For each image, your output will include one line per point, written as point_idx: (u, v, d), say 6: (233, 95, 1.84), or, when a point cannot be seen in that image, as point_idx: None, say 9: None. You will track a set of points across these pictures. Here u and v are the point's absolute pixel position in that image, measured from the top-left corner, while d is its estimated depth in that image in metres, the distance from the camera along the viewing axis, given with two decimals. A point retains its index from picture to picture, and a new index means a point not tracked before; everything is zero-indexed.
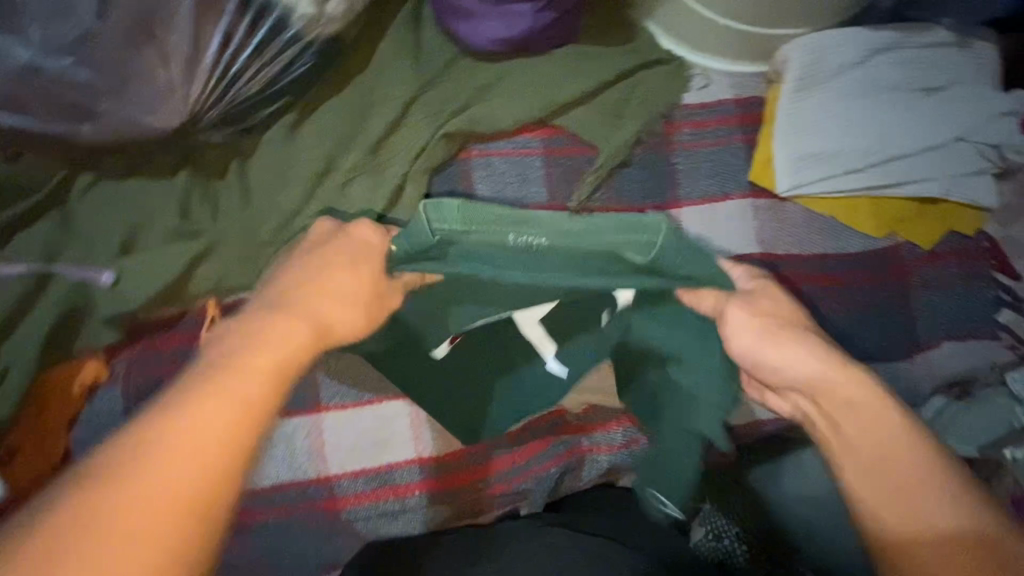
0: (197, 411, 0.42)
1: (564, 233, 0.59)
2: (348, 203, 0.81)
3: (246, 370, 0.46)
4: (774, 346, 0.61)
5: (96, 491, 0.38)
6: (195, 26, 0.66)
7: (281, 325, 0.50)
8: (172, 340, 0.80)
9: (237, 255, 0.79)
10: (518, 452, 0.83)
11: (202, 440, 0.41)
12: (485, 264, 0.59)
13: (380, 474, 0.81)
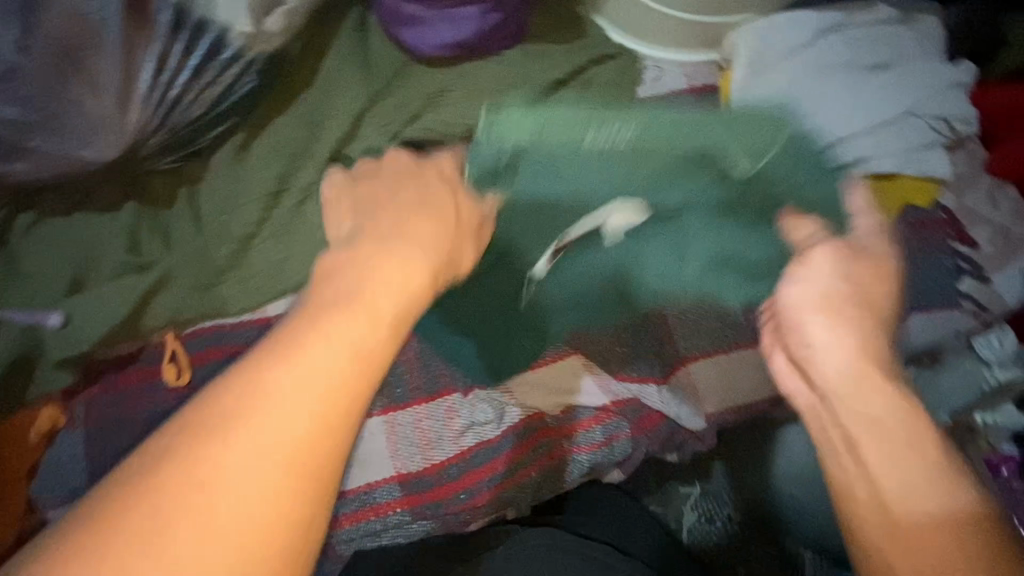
0: (272, 390, 0.44)
1: (644, 131, 0.65)
2: (305, 222, 0.79)
3: (325, 339, 0.47)
4: (825, 304, 0.62)
5: (180, 480, 0.41)
6: (125, 51, 0.64)
7: (373, 287, 0.52)
8: (132, 376, 0.78)
9: (192, 286, 0.78)
10: (502, 461, 0.81)
11: (284, 420, 0.43)
12: (560, 153, 0.65)
13: (365, 497, 0.80)
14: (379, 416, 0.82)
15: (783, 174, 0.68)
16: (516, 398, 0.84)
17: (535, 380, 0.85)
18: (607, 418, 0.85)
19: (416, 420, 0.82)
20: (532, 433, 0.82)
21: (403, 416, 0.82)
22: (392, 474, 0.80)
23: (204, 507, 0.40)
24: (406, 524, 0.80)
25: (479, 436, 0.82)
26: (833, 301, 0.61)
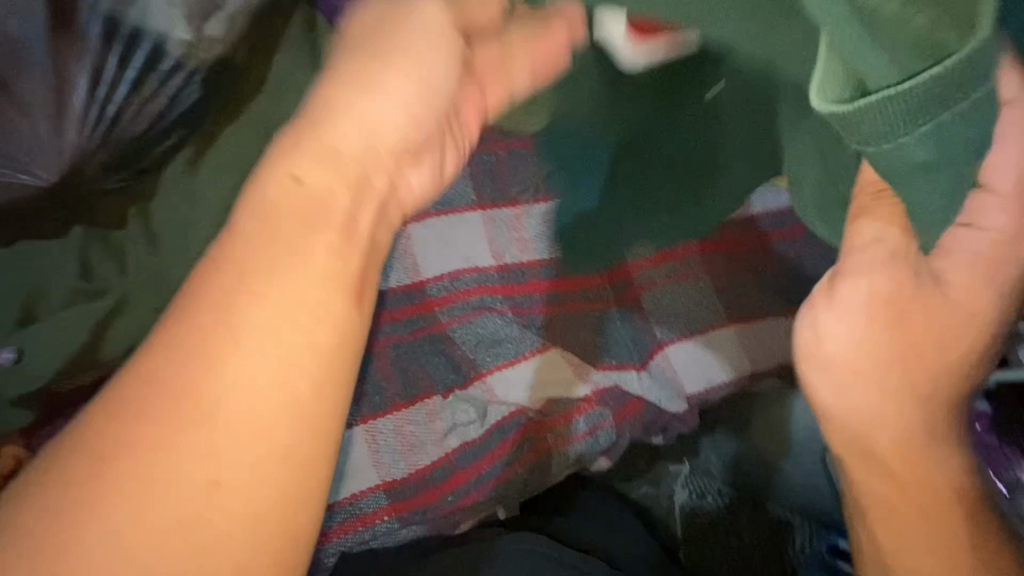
0: (206, 386, 0.43)
1: None
2: None
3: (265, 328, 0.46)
4: (865, 323, 0.54)
5: (119, 468, 0.42)
6: (59, 66, 0.68)
7: (317, 260, 0.49)
8: None
9: (152, 309, 0.74)
10: (488, 454, 0.81)
11: (218, 418, 0.43)
12: None
13: (353, 506, 0.78)
14: (360, 427, 0.79)
15: (871, 129, 0.42)
16: (498, 396, 0.82)
17: (515, 376, 0.83)
18: (590, 408, 0.84)
19: (397, 426, 0.80)
20: (514, 429, 0.82)
21: (382, 423, 0.80)
22: (381, 480, 0.79)
23: (133, 505, 0.41)
24: (397, 527, 0.79)
25: (463, 437, 0.81)
26: (866, 326, 0.54)
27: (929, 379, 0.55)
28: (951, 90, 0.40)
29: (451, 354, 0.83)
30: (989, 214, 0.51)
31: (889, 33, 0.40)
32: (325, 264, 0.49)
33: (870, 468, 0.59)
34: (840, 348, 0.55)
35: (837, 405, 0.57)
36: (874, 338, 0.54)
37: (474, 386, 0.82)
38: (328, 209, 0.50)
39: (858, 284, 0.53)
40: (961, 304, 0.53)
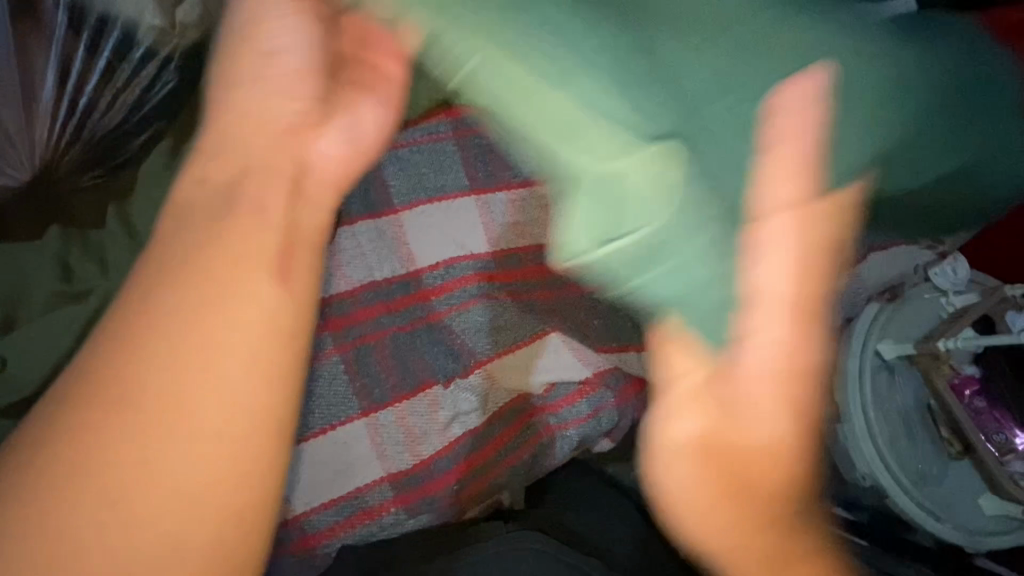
0: (140, 339, 0.43)
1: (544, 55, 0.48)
2: None
3: (205, 285, 0.46)
4: (693, 465, 0.51)
5: (49, 425, 0.41)
6: (27, 59, 0.69)
7: (247, 233, 0.49)
8: None
9: None
10: (459, 463, 0.80)
11: (152, 370, 0.42)
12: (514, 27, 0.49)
13: (315, 518, 0.76)
14: (323, 435, 0.77)
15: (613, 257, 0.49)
16: (499, 383, 0.82)
17: (515, 362, 0.83)
18: (591, 391, 0.84)
19: (398, 418, 0.79)
20: (519, 419, 0.82)
21: (356, 428, 0.78)
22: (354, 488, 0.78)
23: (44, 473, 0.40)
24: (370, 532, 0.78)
25: (466, 426, 0.80)
26: (687, 461, 0.51)
27: (769, 468, 0.50)
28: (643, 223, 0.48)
29: (449, 343, 0.82)
30: (760, 326, 0.50)
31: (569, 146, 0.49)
32: (254, 235, 0.49)
33: (749, 554, 0.50)
34: (678, 479, 0.51)
35: (672, 497, 0.52)
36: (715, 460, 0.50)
37: (474, 373, 0.81)
38: (243, 193, 0.51)
39: (681, 420, 0.52)
40: (765, 435, 0.50)
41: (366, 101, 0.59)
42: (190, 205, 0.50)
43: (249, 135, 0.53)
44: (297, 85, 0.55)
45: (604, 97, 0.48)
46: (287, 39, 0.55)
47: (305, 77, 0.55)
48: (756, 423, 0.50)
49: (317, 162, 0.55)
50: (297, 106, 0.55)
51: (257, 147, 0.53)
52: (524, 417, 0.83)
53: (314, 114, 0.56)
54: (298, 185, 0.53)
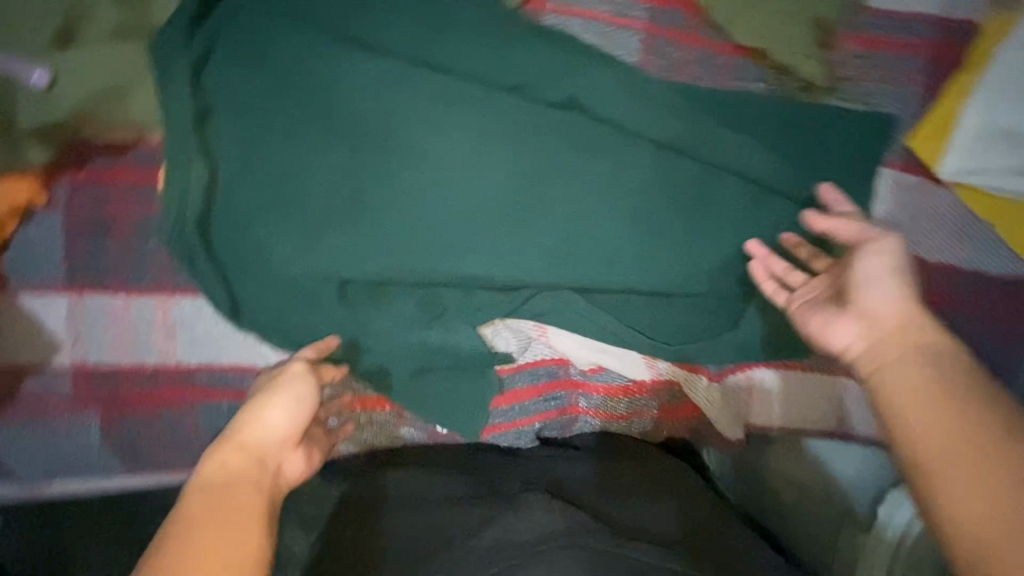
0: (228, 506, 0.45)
1: (221, 70, 0.58)
2: (329, 109, 0.60)
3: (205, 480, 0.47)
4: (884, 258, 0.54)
5: (174, 552, 0.40)
6: None
7: (220, 460, 0.49)
8: (119, 177, 0.59)
9: (223, 96, 0.59)
10: (360, 397, 0.71)
11: (229, 519, 0.44)
12: (216, 56, 0.58)
13: (52, 380, 0.62)
14: (106, 296, 0.61)
15: (389, 313, 0.65)
16: (548, 339, 0.72)
17: (577, 326, 0.69)
18: (637, 393, 0.74)
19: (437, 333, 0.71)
20: (546, 385, 0.74)
21: (140, 302, 0.62)
22: (106, 364, 0.62)
23: None
24: (58, 433, 0.63)
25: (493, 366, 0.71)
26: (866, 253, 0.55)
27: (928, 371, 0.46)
28: (403, 254, 0.63)
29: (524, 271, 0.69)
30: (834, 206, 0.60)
31: (378, 215, 0.62)
32: (238, 454, 0.50)
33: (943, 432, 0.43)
34: (883, 304, 0.52)
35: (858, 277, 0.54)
36: (879, 328, 0.51)
37: (526, 319, 0.70)
38: (272, 459, 0.52)
39: (880, 246, 0.54)
40: (920, 319, 0.50)
41: (288, 458, 0.54)
42: (215, 476, 0.48)
43: (240, 491, 0.47)
44: (283, 394, 0.56)
45: (476, 218, 0.63)
46: (273, 403, 0.55)
47: (296, 379, 0.57)
48: (895, 308, 0.51)
49: (285, 472, 0.53)
50: (273, 430, 0.53)
51: (237, 520, 0.44)
52: (562, 383, 0.74)
53: (305, 404, 0.56)
54: (265, 462, 0.51)
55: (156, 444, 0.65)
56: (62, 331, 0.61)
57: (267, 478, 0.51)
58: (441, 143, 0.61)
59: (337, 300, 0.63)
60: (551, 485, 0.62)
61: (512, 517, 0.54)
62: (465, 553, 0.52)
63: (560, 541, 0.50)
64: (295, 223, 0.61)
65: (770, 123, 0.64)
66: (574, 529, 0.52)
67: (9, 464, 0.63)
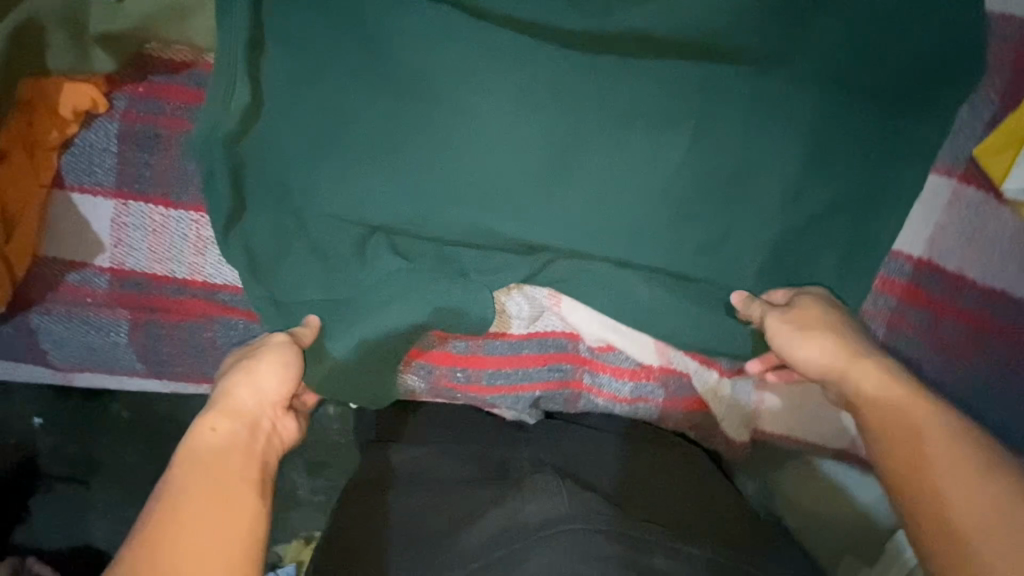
0: (217, 471, 0.45)
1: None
2: (374, 49, 0.61)
3: (204, 448, 0.47)
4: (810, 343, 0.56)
5: (168, 521, 0.41)
6: None
7: (213, 426, 0.49)
8: (174, 95, 0.63)
9: (277, 25, 0.61)
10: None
11: (221, 485, 0.44)
12: None
13: (91, 278, 0.66)
14: (149, 206, 0.65)
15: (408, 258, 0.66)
16: (561, 310, 0.70)
17: (589, 299, 0.68)
18: (644, 378, 0.72)
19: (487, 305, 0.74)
20: (552, 355, 0.73)
21: (178, 216, 0.65)
22: (141, 270, 0.66)
23: (164, 552, 0.39)
24: (92, 328, 0.68)
25: (500, 327, 0.71)
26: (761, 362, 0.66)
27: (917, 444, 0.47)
28: (427, 202, 0.63)
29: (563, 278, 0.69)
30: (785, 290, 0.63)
31: (406, 159, 0.62)
32: (232, 420, 0.50)
33: (908, 452, 0.47)
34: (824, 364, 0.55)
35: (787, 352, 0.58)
36: (812, 326, 0.57)
37: (542, 286, 0.70)
38: (266, 423, 0.52)
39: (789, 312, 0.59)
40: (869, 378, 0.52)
41: (283, 416, 0.54)
42: (208, 444, 0.47)
43: (228, 461, 0.46)
44: (268, 362, 0.56)
45: (505, 176, 0.63)
46: (261, 366, 0.55)
47: (279, 346, 0.58)
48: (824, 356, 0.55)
49: (283, 432, 0.53)
50: (267, 392, 0.54)
51: (232, 492, 0.44)
52: (570, 356, 0.73)
53: (290, 371, 0.56)
54: (255, 425, 0.51)
55: (178, 351, 0.69)
56: (106, 233, 0.65)
57: (259, 442, 0.50)
58: (475, 94, 0.61)
59: (359, 240, 0.65)
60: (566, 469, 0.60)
61: (517, 501, 0.53)
62: (447, 543, 0.52)
63: (566, 521, 0.49)
64: (328, 155, 0.62)
65: (826, 112, 0.60)
66: (578, 509, 0.50)
67: (46, 349, 0.68)
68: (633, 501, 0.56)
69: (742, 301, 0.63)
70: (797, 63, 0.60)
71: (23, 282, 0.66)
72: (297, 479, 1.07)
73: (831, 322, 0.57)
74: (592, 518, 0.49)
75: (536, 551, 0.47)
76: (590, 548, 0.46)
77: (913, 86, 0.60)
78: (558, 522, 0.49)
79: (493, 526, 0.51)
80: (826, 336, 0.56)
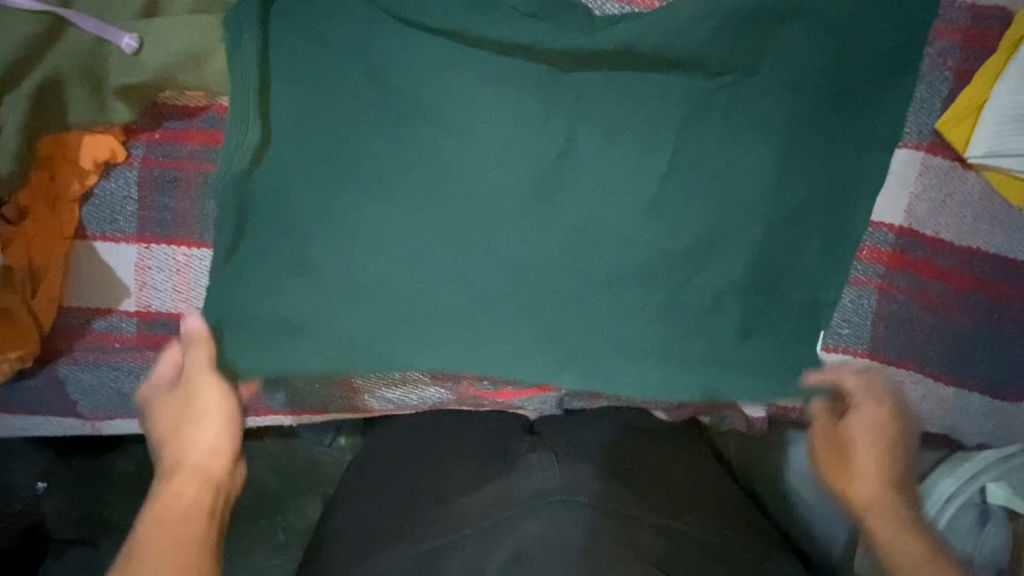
0: (180, 539, 0.52)
1: (282, 42, 0.63)
2: (380, 81, 0.65)
3: (167, 517, 0.53)
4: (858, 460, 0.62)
5: None
6: None
7: (174, 492, 0.55)
8: (190, 138, 0.66)
9: (285, 66, 0.64)
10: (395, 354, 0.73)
11: (182, 554, 0.51)
12: (278, 28, 0.63)
13: (118, 324, 0.67)
14: (171, 248, 0.67)
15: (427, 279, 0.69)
16: None
17: None
18: None
19: None
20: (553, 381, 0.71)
21: (200, 254, 0.67)
22: (167, 311, 0.68)
23: None
24: (119, 373, 0.68)
25: None
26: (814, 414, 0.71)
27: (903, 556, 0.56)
28: (434, 219, 0.66)
29: None
30: (790, 292, 0.68)
31: (416, 181, 0.66)
32: (191, 481, 0.56)
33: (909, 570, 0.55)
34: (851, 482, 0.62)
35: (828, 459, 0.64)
36: (850, 450, 0.63)
37: None
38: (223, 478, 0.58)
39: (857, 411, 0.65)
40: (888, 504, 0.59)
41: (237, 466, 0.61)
42: (169, 511, 0.54)
43: (187, 530, 0.53)
44: (211, 411, 0.60)
45: (511, 190, 0.67)
46: (205, 415, 0.60)
47: (218, 390, 0.61)
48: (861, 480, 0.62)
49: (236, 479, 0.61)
50: (217, 444, 0.59)
51: (194, 558, 0.51)
52: None
53: (235, 418, 0.61)
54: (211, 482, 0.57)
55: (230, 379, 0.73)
56: (130, 277, 0.67)
57: (219, 501, 0.57)
58: (477, 117, 0.65)
59: (368, 287, 0.67)
60: (557, 447, 0.69)
61: (514, 477, 0.63)
62: (445, 512, 0.62)
63: (559, 493, 0.59)
64: (341, 184, 0.65)
65: (800, 104, 0.66)
66: (571, 483, 0.61)
67: (75, 400, 0.69)
68: (613, 468, 0.66)
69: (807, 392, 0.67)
70: (773, 62, 0.66)
71: (49, 334, 0.66)
72: (311, 514, 1.06)
73: (869, 455, 0.62)
74: (580, 492, 0.60)
75: (528, 517, 0.58)
76: (574, 516, 0.57)
77: (881, 71, 0.65)
78: (551, 493, 0.60)
79: (487, 497, 0.61)
80: (867, 473, 0.61)
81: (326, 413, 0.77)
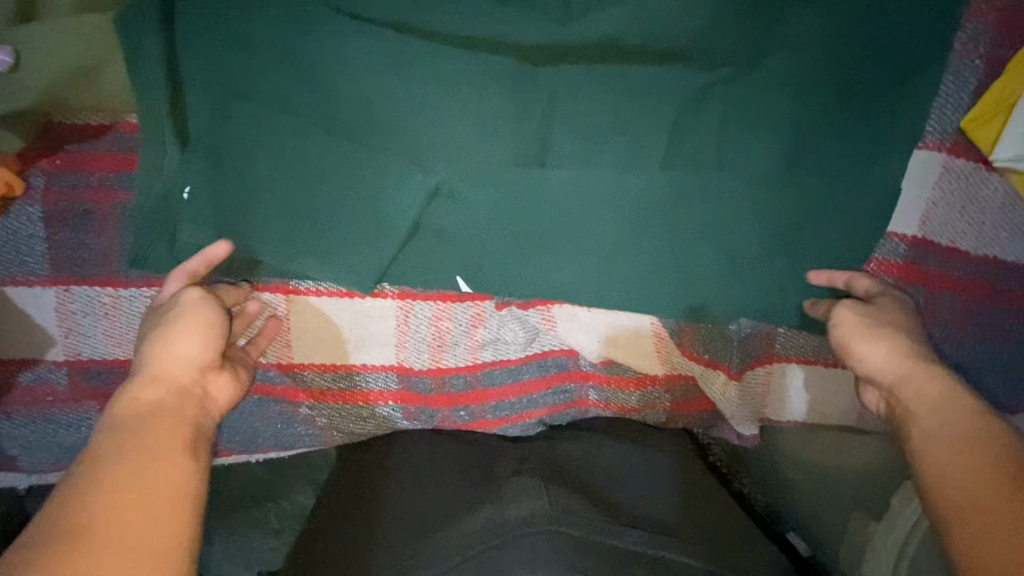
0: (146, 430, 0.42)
1: (198, 45, 0.53)
2: (318, 81, 0.55)
3: (138, 415, 0.44)
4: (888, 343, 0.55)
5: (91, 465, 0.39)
6: None
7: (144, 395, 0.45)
8: (100, 164, 0.56)
9: (201, 73, 0.53)
10: (359, 389, 0.68)
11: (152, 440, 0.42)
12: (191, 30, 0.53)
13: (46, 373, 0.60)
14: (95, 288, 0.58)
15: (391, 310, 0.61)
16: (557, 329, 0.68)
17: (588, 316, 0.67)
18: (650, 385, 0.71)
19: (469, 329, 0.67)
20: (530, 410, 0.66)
21: (129, 295, 0.58)
22: (99, 358, 0.60)
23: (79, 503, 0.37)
24: (57, 426, 0.62)
25: (498, 354, 0.69)
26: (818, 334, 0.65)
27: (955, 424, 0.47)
28: (391, 245, 0.58)
29: (536, 327, 0.68)
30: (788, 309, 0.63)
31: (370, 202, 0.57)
32: (159, 379, 0.47)
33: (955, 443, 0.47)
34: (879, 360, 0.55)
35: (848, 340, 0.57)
36: (880, 327, 0.56)
37: (533, 309, 0.67)
38: (199, 386, 0.48)
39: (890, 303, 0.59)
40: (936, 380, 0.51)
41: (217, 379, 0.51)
42: (136, 412, 0.44)
43: (160, 430, 0.43)
44: (185, 314, 0.51)
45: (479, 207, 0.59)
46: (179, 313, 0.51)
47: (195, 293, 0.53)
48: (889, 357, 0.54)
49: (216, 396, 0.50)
50: (192, 350, 0.49)
51: (160, 450, 0.42)
52: (572, 375, 0.71)
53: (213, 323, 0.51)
54: (184, 388, 0.47)
55: None
56: (52, 323, 0.59)
57: (191, 408, 0.46)
58: (438, 122, 0.56)
59: None
60: (546, 469, 0.61)
61: (502, 501, 0.55)
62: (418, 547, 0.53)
63: (548, 520, 0.51)
64: (282, 210, 0.57)
65: (808, 100, 0.57)
66: (557, 509, 0.52)
67: (14, 455, 0.63)
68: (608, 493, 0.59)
69: (813, 303, 0.61)
70: (777, 53, 0.56)
71: None
72: None
73: (896, 327, 0.57)
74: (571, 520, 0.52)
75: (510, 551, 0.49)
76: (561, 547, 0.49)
77: (899, 63, 0.57)
78: (539, 521, 0.51)
79: (469, 526, 0.53)
80: (894, 343, 0.55)
81: (292, 450, 0.71)
